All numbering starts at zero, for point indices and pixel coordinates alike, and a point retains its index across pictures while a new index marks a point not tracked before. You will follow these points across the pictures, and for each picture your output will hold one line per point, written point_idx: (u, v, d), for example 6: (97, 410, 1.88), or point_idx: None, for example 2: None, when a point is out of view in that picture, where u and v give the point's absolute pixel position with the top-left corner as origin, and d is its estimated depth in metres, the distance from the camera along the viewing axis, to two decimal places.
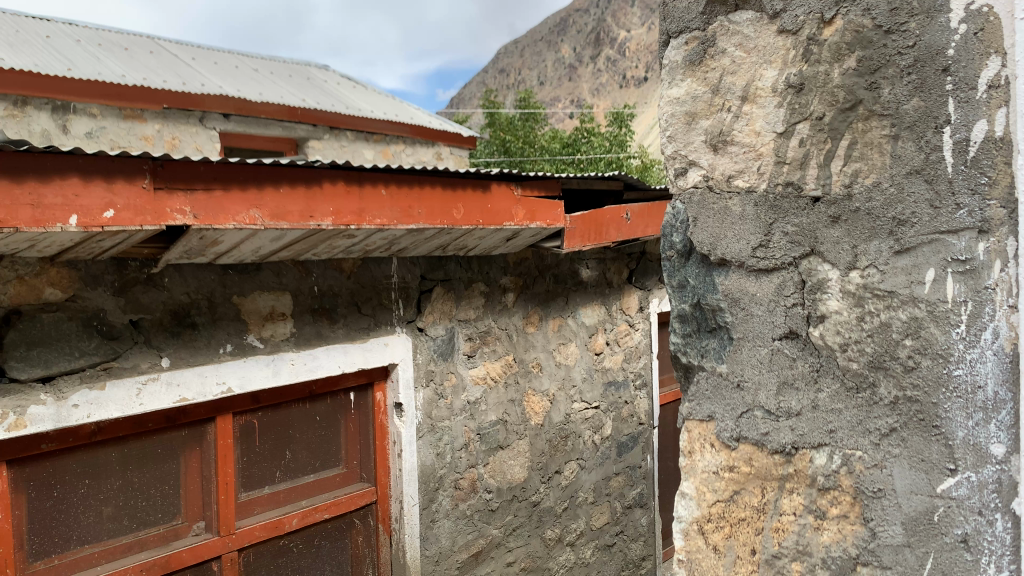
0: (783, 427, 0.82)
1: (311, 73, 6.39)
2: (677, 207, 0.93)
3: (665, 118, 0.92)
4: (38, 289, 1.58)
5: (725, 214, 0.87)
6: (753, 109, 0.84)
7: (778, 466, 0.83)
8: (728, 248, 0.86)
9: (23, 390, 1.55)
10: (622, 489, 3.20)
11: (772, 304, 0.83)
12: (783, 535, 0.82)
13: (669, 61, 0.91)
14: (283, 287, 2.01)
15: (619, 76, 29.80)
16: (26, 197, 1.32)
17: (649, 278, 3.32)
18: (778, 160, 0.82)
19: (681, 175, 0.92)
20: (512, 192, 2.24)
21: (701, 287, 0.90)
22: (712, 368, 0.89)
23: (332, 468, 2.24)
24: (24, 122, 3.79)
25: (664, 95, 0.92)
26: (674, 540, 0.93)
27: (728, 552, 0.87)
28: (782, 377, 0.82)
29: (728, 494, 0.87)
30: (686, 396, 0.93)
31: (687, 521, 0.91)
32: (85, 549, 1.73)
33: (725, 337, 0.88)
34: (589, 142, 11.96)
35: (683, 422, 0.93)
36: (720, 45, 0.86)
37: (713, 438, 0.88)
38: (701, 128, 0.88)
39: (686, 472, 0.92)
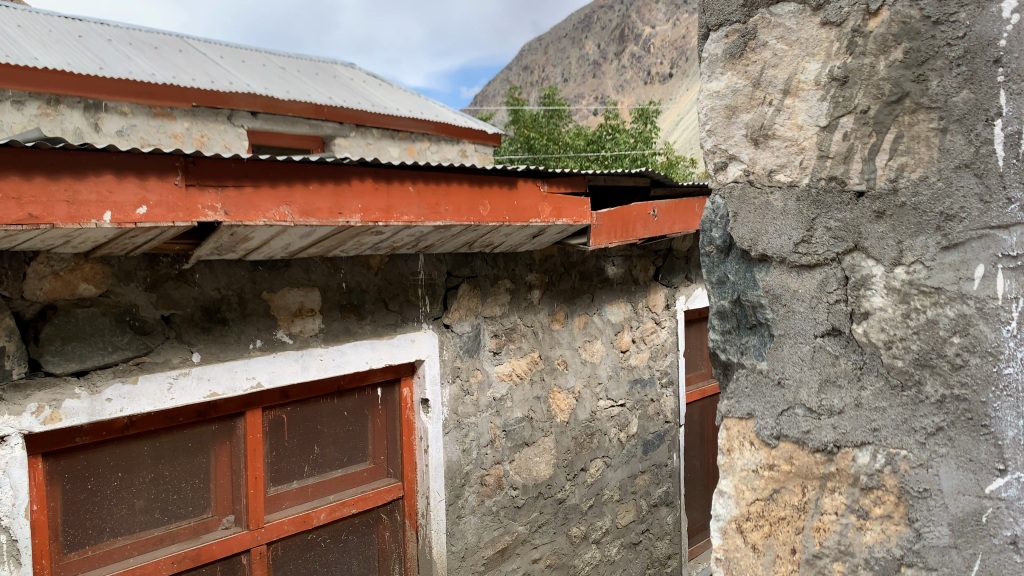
0: (825, 425, 0.81)
1: (337, 71, 6.41)
2: (717, 201, 0.92)
3: (705, 112, 0.90)
4: (73, 285, 1.61)
5: (766, 209, 0.86)
6: (795, 102, 0.82)
7: (819, 465, 0.82)
8: (769, 243, 0.85)
9: (58, 383, 1.57)
10: (648, 487, 3.18)
11: (814, 301, 0.82)
12: (824, 534, 0.81)
13: (709, 54, 0.89)
14: (312, 283, 2.02)
15: (644, 72, 29.65)
16: (61, 194, 1.34)
17: (675, 276, 3.29)
18: (821, 155, 0.81)
19: (721, 169, 0.90)
20: (538, 189, 2.24)
21: (741, 283, 0.89)
22: (752, 365, 0.88)
23: (360, 463, 2.25)
24: (56, 120, 3.86)
25: (703, 89, 0.90)
26: (711, 537, 0.93)
27: (766, 551, 0.87)
28: (823, 374, 0.81)
29: (767, 492, 0.86)
30: (724, 393, 0.92)
31: (726, 518, 0.90)
32: (118, 540, 1.76)
33: (766, 334, 0.87)
34: (614, 138, 11.93)
35: (722, 420, 0.92)
36: (761, 38, 0.84)
37: (752, 436, 0.87)
38: (742, 122, 0.87)
39: (724, 470, 0.91)
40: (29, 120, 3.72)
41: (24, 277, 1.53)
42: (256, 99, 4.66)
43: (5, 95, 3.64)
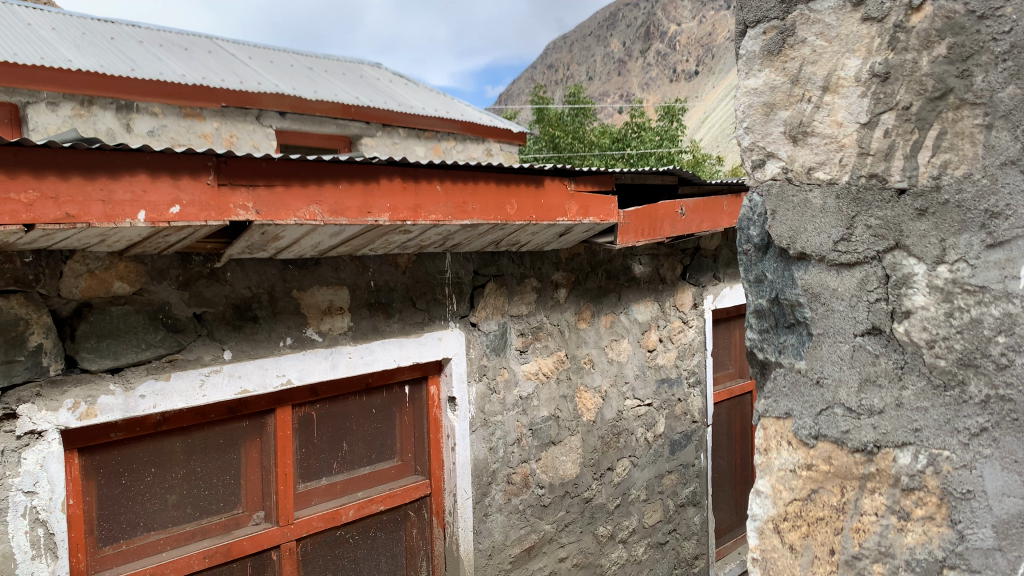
0: (865, 425, 0.80)
1: (363, 71, 6.45)
2: (754, 199, 0.91)
3: (742, 110, 0.89)
4: (107, 283, 1.63)
5: (805, 207, 0.85)
6: (835, 99, 0.81)
7: (858, 465, 0.81)
8: (808, 241, 0.84)
9: (93, 380, 1.60)
10: (675, 487, 3.16)
11: (854, 300, 0.80)
12: (863, 535, 0.80)
13: (746, 52, 0.89)
14: (341, 282, 2.04)
15: (670, 71, 29.48)
16: (97, 194, 1.36)
17: (703, 275, 3.27)
18: (861, 152, 0.80)
19: (758, 167, 0.89)
20: (565, 187, 2.23)
21: (779, 282, 0.88)
22: (790, 365, 0.87)
23: (388, 461, 2.26)
24: (90, 121, 3.94)
25: (739, 86, 0.90)
26: (747, 538, 0.92)
27: (804, 552, 0.86)
28: (863, 374, 0.80)
29: (805, 492, 0.85)
30: (762, 393, 0.91)
31: (762, 519, 0.90)
32: (151, 535, 1.78)
33: (804, 333, 0.86)
34: (640, 137, 11.88)
35: (758, 419, 0.92)
36: (800, 35, 0.83)
37: (790, 436, 0.86)
38: (781, 119, 0.86)
39: (761, 470, 0.91)
40: (63, 121, 3.80)
41: (60, 276, 1.56)
42: (284, 99, 4.70)
43: (40, 97, 3.72)
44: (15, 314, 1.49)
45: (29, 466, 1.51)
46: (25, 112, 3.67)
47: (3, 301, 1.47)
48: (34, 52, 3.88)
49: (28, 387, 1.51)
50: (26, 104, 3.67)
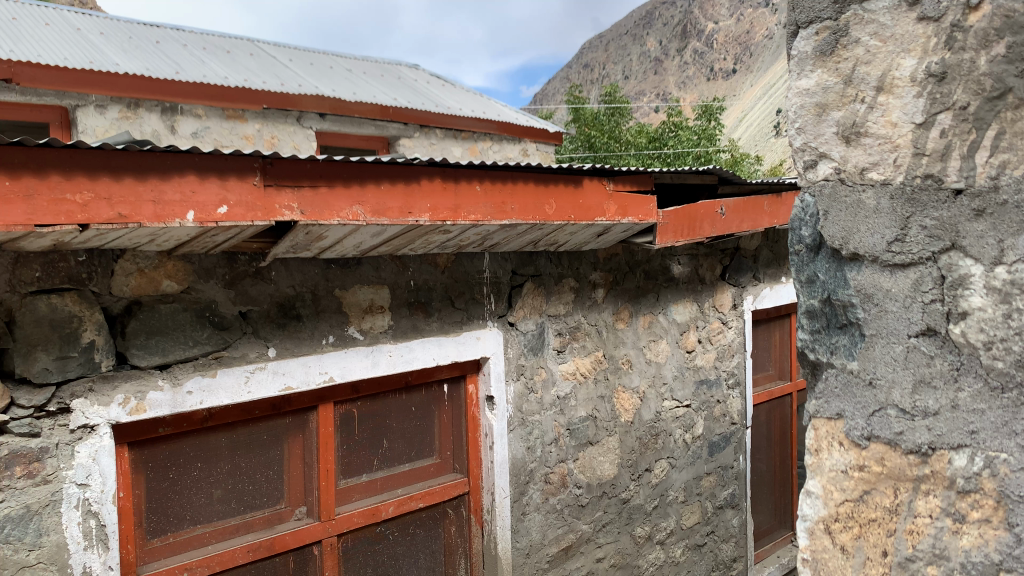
0: (919, 427, 0.79)
1: (402, 73, 6.50)
2: (806, 199, 0.90)
3: (794, 110, 0.89)
4: (156, 281, 1.67)
5: (858, 207, 0.84)
6: (889, 99, 0.81)
7: (912, 466, 0.80)
8: (861, 242, 0.83)
9: (142, 375, 1.64)
10: (713, 489, 3.14)
11: (908, 300, 0.80)
12: (917, 538, 0.79)
13: (798, 52, 0.88)
14: (382, 281, 2.06)
15: (707, 69, 29.24)
16: (149, 194, 1.40)
17: (743, 275, 3.24)
18: (916, 152, 0.79)
19: (810, 167, 0.89)
20: (604, 187, 2.23)
21: (831, 282, 0.88)
22: (842, 365, 0.87)
23: (427, 458, 2.29)
24: (136, 123, 4.04)
25: (791, 86, 0.89)
26: (798, 538, 0.92)
27: (856, 553, 0.85)
28: (918, 375, 0.79)
29: (857, 493, 0.85)
30: (813, 393, 0.91)
31: (813, 519, 0.90)
32: (197, 528, 1.82)
33: (857, 333, 0.85)
34: (677, 136, 11.81)
35: (810, 420, 0.91)
36: (853, 35, 0.83)
37: (842, 436, 0.86)
38: (833, 120, 0.85)
39: (812, 470, 0.90)
40: (110, 123, 3.91)
41: (111, 274, 1.60)
42: (324, 101, 4.76)
43: (89, 100, 3.82)
44: (69, 311, 1.54)
45: (83, 459, 1.56)
46: (76, 115, 3.79)
47: (58, 299, 1.53)
48: (84, 56, 3.99)
49: (81, 382, 1.55)
50: (76, 108, 3.78)
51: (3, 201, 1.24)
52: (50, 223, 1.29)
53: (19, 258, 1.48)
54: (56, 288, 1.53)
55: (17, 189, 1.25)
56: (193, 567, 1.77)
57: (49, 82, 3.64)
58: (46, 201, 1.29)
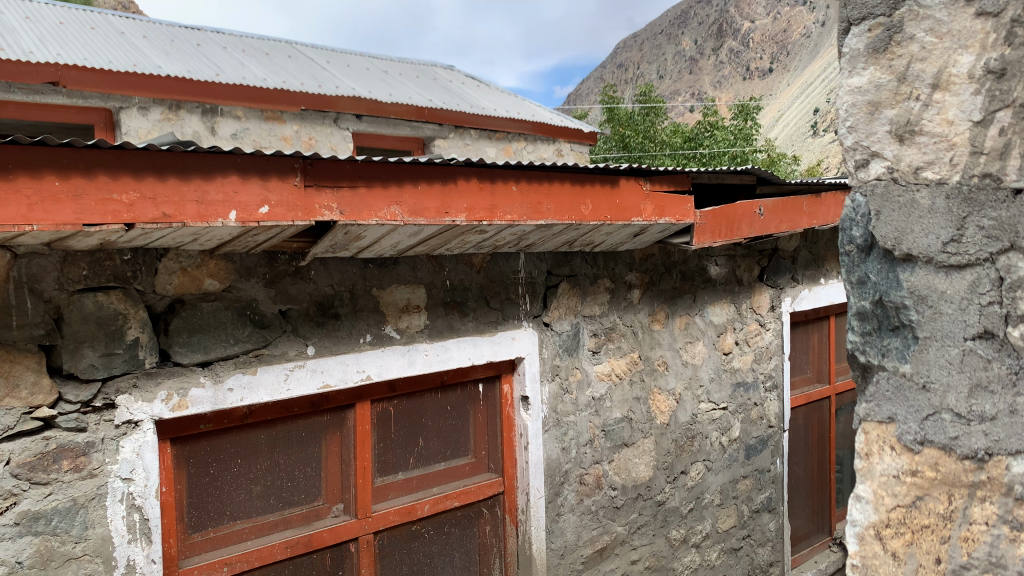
0: (975, 432, 0.80)
1: (437, 74, 6.52)
2: (857, 199, 0.91)
3: (845, 108, 0.89)
4: (199, 280, 1.69)
5: (912, 207, 0.84)
6: (946, 97, 0.81)
7: (968, 473, 0.81)
8: (915, 243, 0.84)
9: (185, 372, 1.66)
10: (750, 493, 3.11)
11: (964, 303, 0.81)
12: (973, 545, 0.81)
13: (849, 49, 0.88)
14: (418, 281, 2.07)
15: (743, 69, 28.94)
16: (192, 194, 1.42)
17: (781, 276, 3.20)
18: (974, 151, 0.80)
19: (862, 166, 0.89)
20: (640, 187, 2.22)
21: (883, 283, 0.88)
22: (894, 368, 0.87)
23: (462, 458, 2.30)
24: (178, 125, 4.11)
25: (843, 84, 0.89)
26: (847, 543, 0.92)
27: (909, 560, 0.86)
28: (974, 379, 0.80)
29: (909, 499, 0.85)
30: (863, 396, 0.91)
31: (863, 524, 0.90)
32: (237, 524, 1.85)
33: (910, 336, 0.86)
34: (712, 136, 11.71)
35: (859, 423, 0.91)
36: (908, 31, 0.82)
37: (894, 440, 0.86)
38: (886, 118, 0.86)
39: (862, 475, 0.91)
40: (153, 125, 3.99)
41: (155, 272, 1.63)
42: (360, 103, 4.79)
43: (132, 102, 3.91)
44: (114, 309, 1.57)
45: (127, 454, 1.59)
46: (119, 117, 3.89)
47: (104, 297, 1.56)
48: (127, 59, 4.07)
49: (126, 378, 1.58)
50: (120, 109, 3.87)
51: (53, 201, 1.27)
52: (97, 222, 1.32)
53: (67, 257, 1.52)
54: (102, 286, 1.56)
55: (66, 189, 1.28)
56: (233, 562, 1.79)
57: (94, 85, 3.72)
58: (94, 201, 1.31)
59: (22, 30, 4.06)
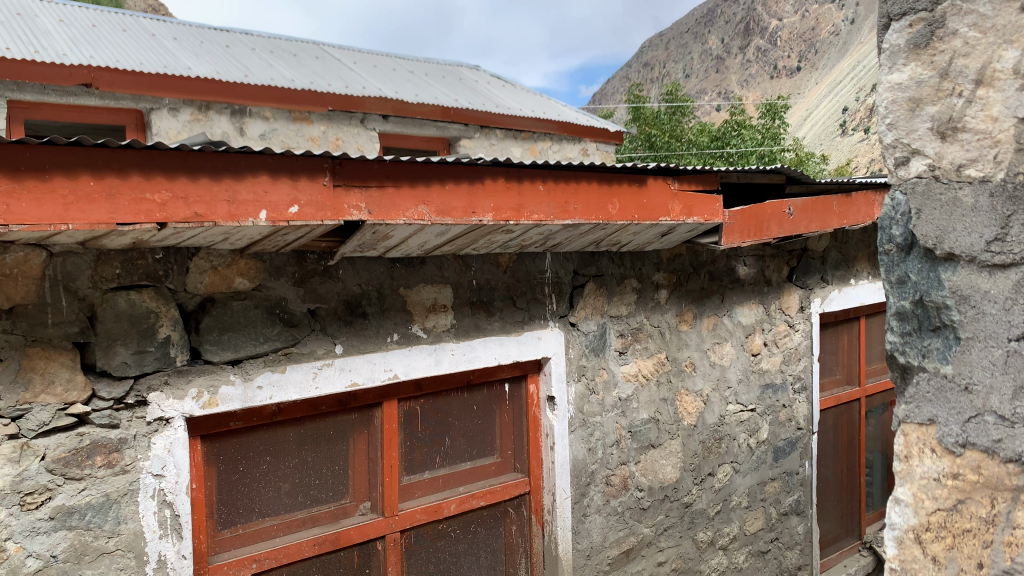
0: (1019, 434, 0.79)
1: (463, 74, 6.53)
2: (897, 198, 0.92)
3: (885, 105, 0.90)
4: (229, 279, 1.71)
5: (954, 205, 0.85)
6: (990, 93, 0.83)
7: (1012, 476, 0.80)
8: (957, 241, 0.84)
9: (215, 370, 1.68)
10: (778, 495, 3.08)
11: (1008, 303, 0.81)
12: (1017, 550, 0.80)
13: (889, 45, 0.89)
14: (445, 280, 2.08)
15: (771, 68, 28.66)
16: (223, 194, 1.44)
17: (811, 277, 3.17)
18: (1019, 148, 0.81)
19: (902, 164, 0.90)
20: (668, 186, 2.21)
21: (924, 283, 0.88)
22: (935, 369, 0.87)
23: (488, 457, 2.30)
24: (207, 126, 4.16)
25: (883, 81, 0.90)
26: (886, 547, 0.92)
27: (949, 564, 0.85)
28: (1018, 381, 0.80)
29: (950, 502, 0.85)
30: (903, 397, 0.91)
31: (902, 528, 0.90)
32: (266, 521, 1.87)
33: (951, 336, 0.86)
34: (739, 135, 11.61)
35: (899, 425, 0.91)
36: (951, 26, 0.84)
37: (934, 443, 0.86)
38: (927, 115, 0.87)
39: (902, 477, 0.91)
40: (183, 126, 4.04)
41: (187, 271, 1.65)
42: (387, 103, 4.81)
43: (162, 103, 3.97)
44: (146, 307, 1.59)
45: (159, 450, 1.61)
46: (150, 118, 3.94)
47: (136, 295, 1.58)
48: (158, 61, 4.13)
49: (158, 375, 1.60)
50: (150, 110, 3.93)
51: (88, 200, 1.29)
52: (130, 221, 1.33)
53: (100, 256, 1.54)
54: (135, 284, 1.58)
55: (100, 189, 1.30)
56: (261, 559, 1.81)
57: (126, 87, 3.79)
58: (127, 200, 1.33)
59: (57, 32, 4.13)
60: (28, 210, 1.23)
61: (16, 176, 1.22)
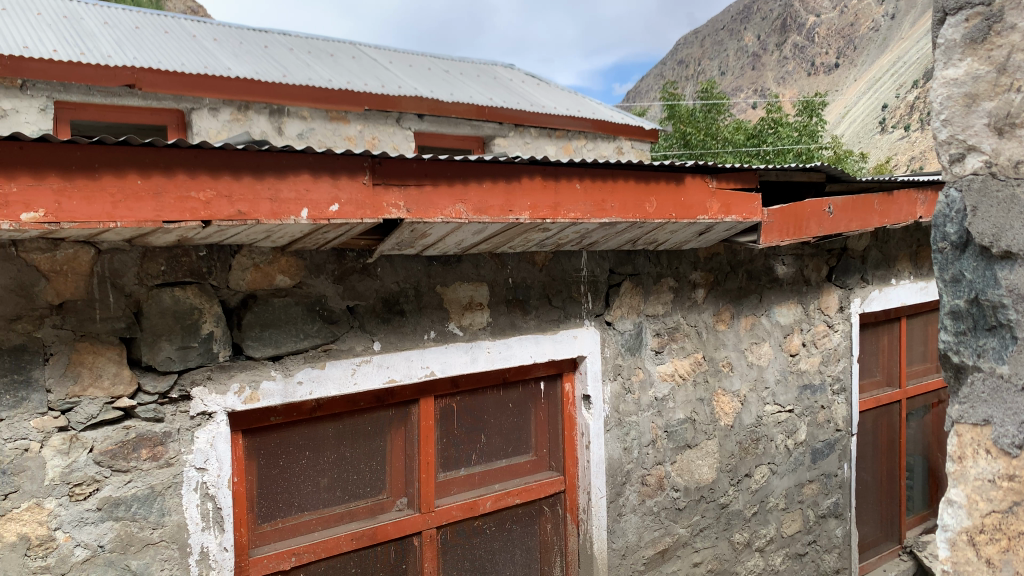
0: None
1: (497, 73, 6.54)
2: (952, 195, 0.90)
3: (941, 101, 0.90)
4: (271, 276, 1.73)
5: (1012, 202, 0.84)
6: None
7: None
8: (1015, 239, 0.83)
9: (257, 365, 1.71)
10: (816, 497, 3.04)
11: None
12: None
13: (945, 40, 0.90)
14: (481, 279, 2.09)
15: (808, 65, 28.26)
16: (266, 192, 1.46)
17: (851, 277, 3.12)
18: None
19: (957, 161, 0.89)
20: (706, 184, 2.19)
21: (979, 282, 0.87)
22: (991, 369, 0.86)
23: (523, 455, 2.31)
24: (246, 125, 4.22)
25: (938, 76, 0.90)
26: (938, 549, 0.91)
27: (1003, 567, 0.83)
28: None
29: (1005, 504, 0.83)
30: (957, 398, 0.90)
31: (955, 530, 0.88)
32: (305, 515, 1.90)
33: (1008, 336, 0.84)
34: (776, 133, 11.47)
35: (952, 426, 0.90)
36: (1009, 20, 0.83)
37: (989, 444, 0.85)
38: (984, 110, 0.86)
39: (955, 478, 0.89)
40: (222, 126, 4.11)
41: (229, 268, 1.68)
42: (422, 103, 4.83)
43: (203, 103, 4.04)
44: (190, 303, 1.62)
45: (201, 444, 1.64)
46: (190, 118, 4.01)
47: (181, 291, 1.61)
48: (199, 62, 4.20)
49: (201, 370, 1.63)
50: (191, 110, 4.00)
51: (135, 198, 1.32)
52: (176, 219, 1.36)
53: (146, 253, 1.57)
54: (179, 281, 1.61)
55: (147, 187, 1.33)
56: (300, 552, 1.83)
57: (168, 87, 3.86)
58: (173, 199, 1.36)
59: (101, 34, 4.23)
60: (78, 208, 1.27)
61: (67, 175, 1.25)
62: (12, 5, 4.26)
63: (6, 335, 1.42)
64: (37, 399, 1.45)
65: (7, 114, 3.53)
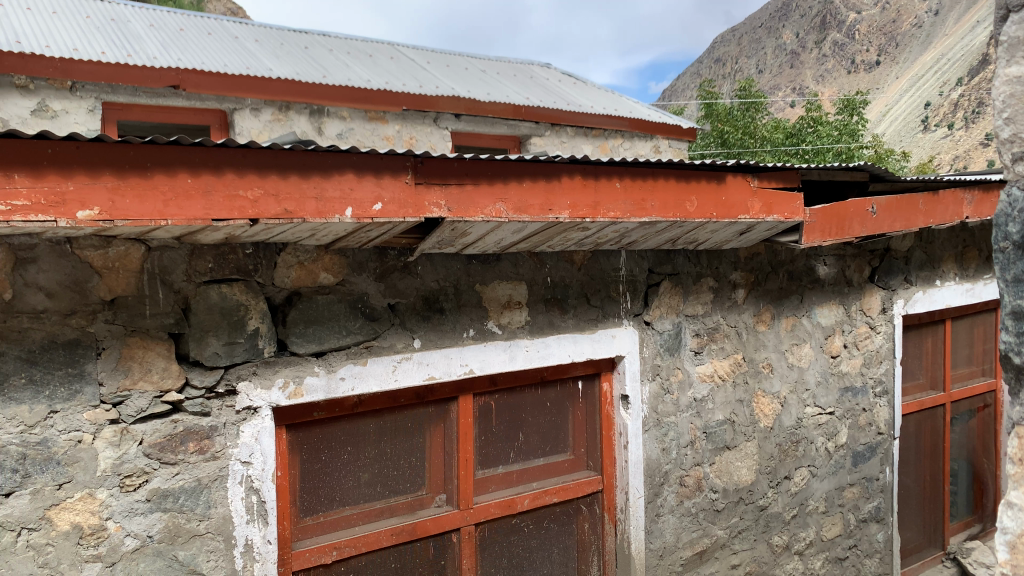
0: None
1: (533, 72, 6.54)
2: (1013, 194, 0.89)
3: (1003, 99, 0.89)
4: (315, 273, 1.76)
5: None
6: None
7: None
8: None
9: (300, 361, 1.74)
10: (857, 501, 3.00)
11: None
12: None
13: (1007, 38, 0.89)
14: (520, 278, 2.10)
15: (848, 62, 27.81)
16: (311, 191, 1.48)
17: (894, 277, 3.07)
18: None
19: (1019, 160, 0.88)
20: (748, 183, 2.18)
21: None
22: None
23: (561, 454, 2.31)
24: (287, 125, 4.29)
25: (1000, 75, 0.90)
26: (999, 552, 0.92)
27: None
28: None
29: None
30: (1017, 400, 0.90)
31: (1015, 532, 0.90)
32: (345, 510, 1.92)
33: None
34: (816, 132, 11.31)
35: (1014, 428, 0.91)
36: None
37: None
38: None
39: (1015, 481, 0.91)
40: (264, 126, 4.17)
41: (274, 266, 1.71)
42: (460, 103, 4.86)
43: (245, 103, 4.10)
44: (237, 300, 1.65)
45: (247, 438, 1.67)
46: (232, 118, 4.08)
47: (227, 288, 1.64)
48: (241, 63, 4.27)
49: (246, 366, 1.66)
50: (233, 111, 4.07)
51: (185, 197, 1.35)
52: (225, 217, 1.39)
53: (194, 250, 1.61)
54: (226, 278, 1.64)
55: (197, 186, 1.36)
56: (341, 546, 1.85)
57: (212, 88, 3.93)
58: (222, 197, 1.39)
59: (147, 36, 4.32)
60: (131, 206, 1.30)
61: (120, 174, 1.28)
62: (62, 9, 4.37)
63: (61, 330, 1.47)
64: (90, 392, 1.49)
65: (57, 114, 3.63)
